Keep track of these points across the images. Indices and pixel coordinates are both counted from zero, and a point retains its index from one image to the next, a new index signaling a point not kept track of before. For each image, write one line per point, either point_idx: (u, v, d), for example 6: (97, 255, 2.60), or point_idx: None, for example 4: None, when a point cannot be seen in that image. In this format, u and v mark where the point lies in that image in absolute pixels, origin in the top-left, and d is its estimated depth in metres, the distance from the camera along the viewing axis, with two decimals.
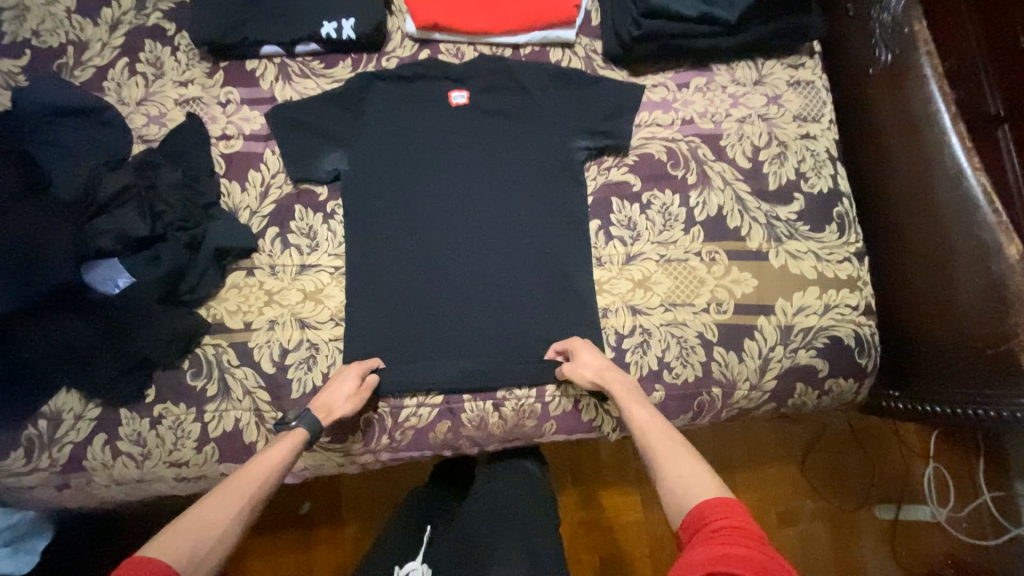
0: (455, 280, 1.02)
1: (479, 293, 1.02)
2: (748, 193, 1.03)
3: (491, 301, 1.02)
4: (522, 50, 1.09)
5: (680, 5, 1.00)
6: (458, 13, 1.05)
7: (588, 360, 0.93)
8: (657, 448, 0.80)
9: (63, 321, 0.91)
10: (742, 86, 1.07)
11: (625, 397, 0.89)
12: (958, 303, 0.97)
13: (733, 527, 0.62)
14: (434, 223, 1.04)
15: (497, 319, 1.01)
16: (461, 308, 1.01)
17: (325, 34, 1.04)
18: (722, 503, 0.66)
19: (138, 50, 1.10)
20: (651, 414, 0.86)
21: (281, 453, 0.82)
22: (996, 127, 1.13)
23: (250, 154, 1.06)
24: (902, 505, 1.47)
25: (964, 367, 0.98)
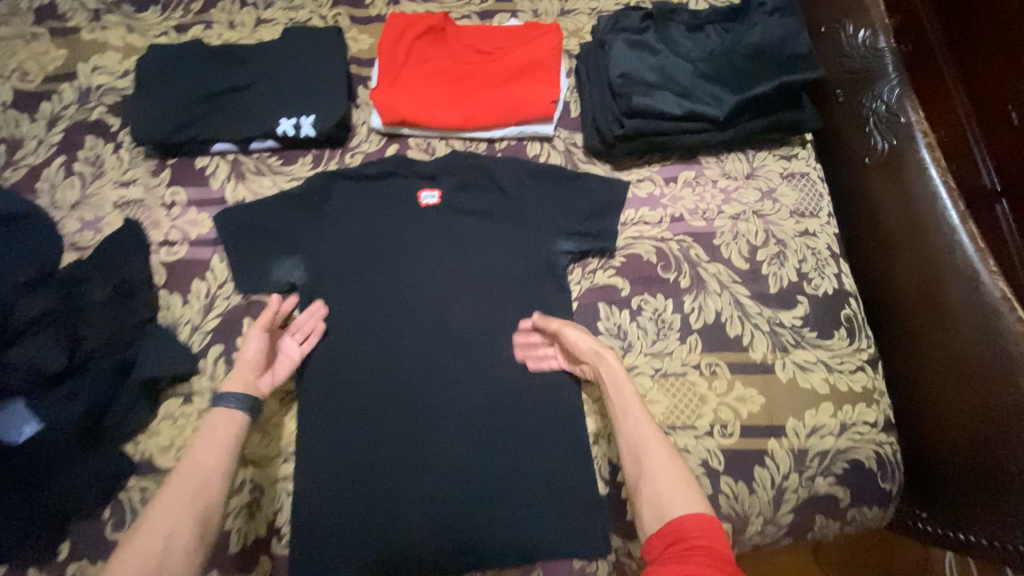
0: (422, 402, 0.90)
1: (450, 417, 0.89)
2: (748, 297, 0.94)
3: (466, 427, 0.89)
4: (498, 145, 1.02)
5: (662, 103, 0.92)
6: (427, 107, 0.98)
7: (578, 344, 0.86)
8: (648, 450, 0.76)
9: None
10: (734, 179, 1.01)
11: (614, 391, 0.82)
12: (990, 420, 0.86)
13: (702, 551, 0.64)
14: (399, 335, 0.93)
15: (472, 448, 0.88)
16: (430, 435, 0.89)
17: (282, 131, 0.96)
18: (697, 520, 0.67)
19: (77, 147, 1.00)
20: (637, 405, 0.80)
21: (228, 430, 0.78)
22: (994, 202, 0.99)
23: (194, 261, 0.95)
24: None
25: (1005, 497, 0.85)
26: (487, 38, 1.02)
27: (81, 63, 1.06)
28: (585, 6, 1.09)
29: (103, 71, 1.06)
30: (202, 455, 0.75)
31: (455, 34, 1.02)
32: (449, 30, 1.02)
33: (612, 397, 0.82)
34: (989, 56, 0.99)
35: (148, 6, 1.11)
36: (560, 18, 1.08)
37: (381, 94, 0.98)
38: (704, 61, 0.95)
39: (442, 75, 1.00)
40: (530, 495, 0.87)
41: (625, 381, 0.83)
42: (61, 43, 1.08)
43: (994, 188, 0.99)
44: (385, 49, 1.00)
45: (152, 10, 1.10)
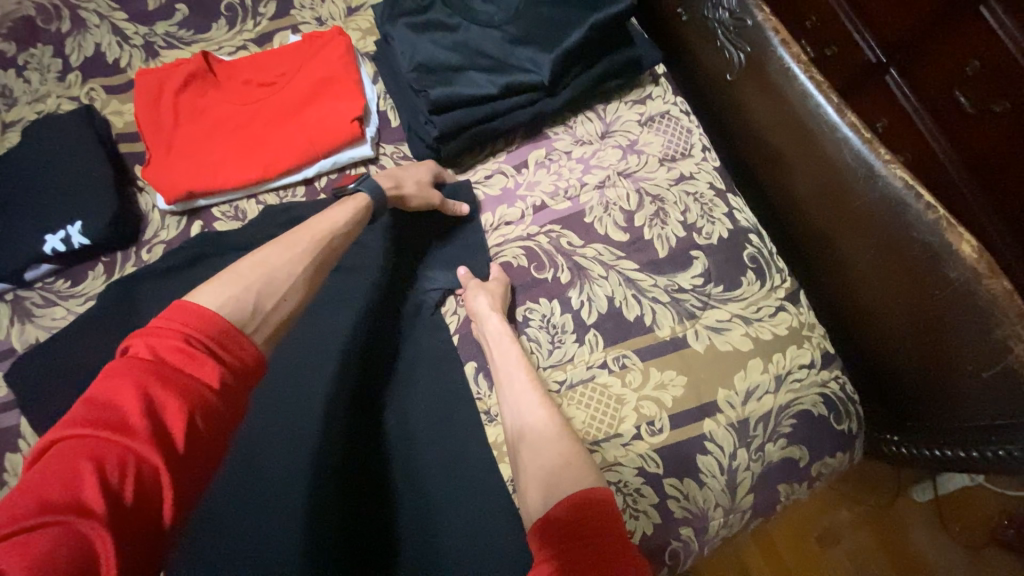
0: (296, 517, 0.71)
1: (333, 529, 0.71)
2: (637, 270, 0.83)
3: (361, 528, 0.72)
4: (317, 184, 0.87)
5: (471, 86, 0.78)
6: (214, 169, 0.82)
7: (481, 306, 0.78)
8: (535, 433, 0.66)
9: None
10: (589, 144, 0.89)
11: (508, 369, 0.74)
12: (927, 322, 0.74)
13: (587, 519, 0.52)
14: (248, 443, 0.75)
15: (373, 553, 0.72)
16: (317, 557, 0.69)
17: (51, 249, 0.79)
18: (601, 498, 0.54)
19: None
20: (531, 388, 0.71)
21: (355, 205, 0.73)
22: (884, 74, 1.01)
23: (1, 432, 0.79)
24: None
25: (966, 402, 0.74)
26: (265, 68, 0.87)
27: None
28: None
29: None
30: (324, 220, 0.68)
31: (228, 74, 0.87)
32: (219, 72, 0.87)
33: (504, 377, 0.74)
34: None
35: None
36: (349, 20, 0.93)
37: (157, 171, 0.82)
38: (509, 20, 0.81)
39: (223, 126, 0.84)
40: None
41: (517, 358, 0.75)
42: None
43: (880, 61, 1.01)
44: (146, 116, 0.84)
45: None
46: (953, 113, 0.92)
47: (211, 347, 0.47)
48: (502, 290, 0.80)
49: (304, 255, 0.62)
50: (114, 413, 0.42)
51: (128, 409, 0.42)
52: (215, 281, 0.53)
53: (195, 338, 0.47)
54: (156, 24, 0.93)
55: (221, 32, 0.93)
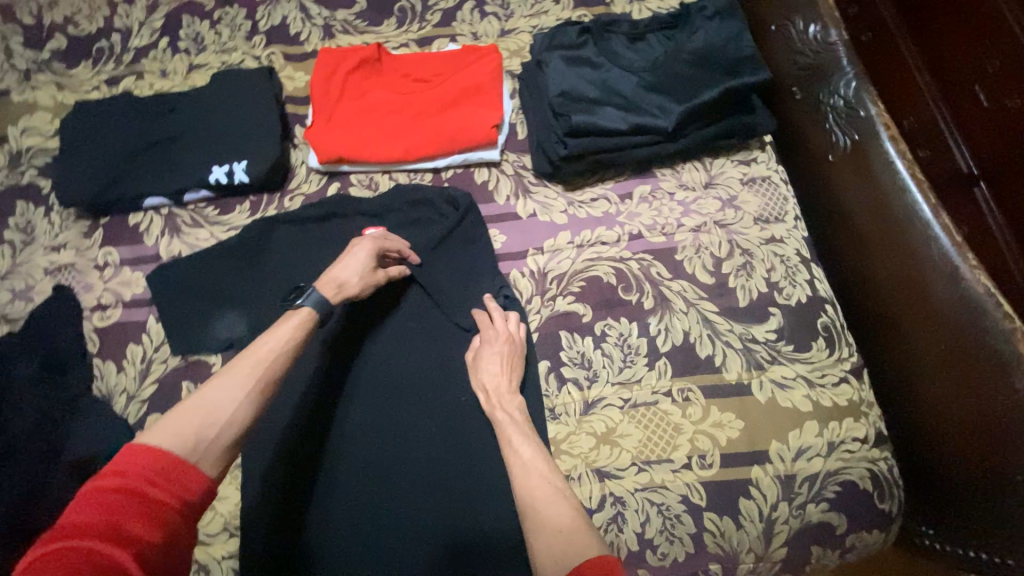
0: (373, 455, 0.83)
1: (398, 477, 0.81)
2: (717, 313, 0.89)
3: (418, 484, 0.81)
4: (443, 174, 0.98)
5: (607, 119, 0.88)
6: (364, 142, 0.94)
7: (488, 362, 0.84)
8: (539, 488, 0.68)
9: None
10: (692, 190, 0.96)
11: (512, 426, 0.77)
12: (987, 425, 0.77)
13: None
14: (342, 383, 0.86)
15: (423, 512, 0.80)
16: (381, 495, 0.81)
17: (214, 180, 0.92)
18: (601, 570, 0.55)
19: (8, 215, 0.97)
20: (533, 447, 0.74)
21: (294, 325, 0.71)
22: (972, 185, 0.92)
23: (129, 325, 0.89)
24: None
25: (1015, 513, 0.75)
26: (424, 66, 0.99)
27: (10, 126, 1.03)
28: (525, 25, 1.07)
29: (32, 132, 1.02)
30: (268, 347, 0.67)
31: (391, 64, 0.99)
32: (384, 61, 0.99)
33: (507, 433, 0.76)
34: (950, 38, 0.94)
35: (79, 60, 1.08)
36: (501, 39, 1.06)
37: (317, 133, 0.94)
38: (648, 71, 0.91)
39: (379, 107, 0.96)
40: (498, 555, 0.77)
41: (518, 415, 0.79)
42: None
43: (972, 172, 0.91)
44: (319, 85, 0.97)
45: (83, 65, 1.07)
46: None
47: (148, 482, 0.52)
48: (515, 345, 0.85)
49: (268, 353, 0.66)
50: (108, 528, 0.49)
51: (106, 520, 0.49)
52: (168, 417, 0.58)
53: (152, 476, 0.53)
54: (337, 10, 1.07)
55: (391, 29, 1.06)
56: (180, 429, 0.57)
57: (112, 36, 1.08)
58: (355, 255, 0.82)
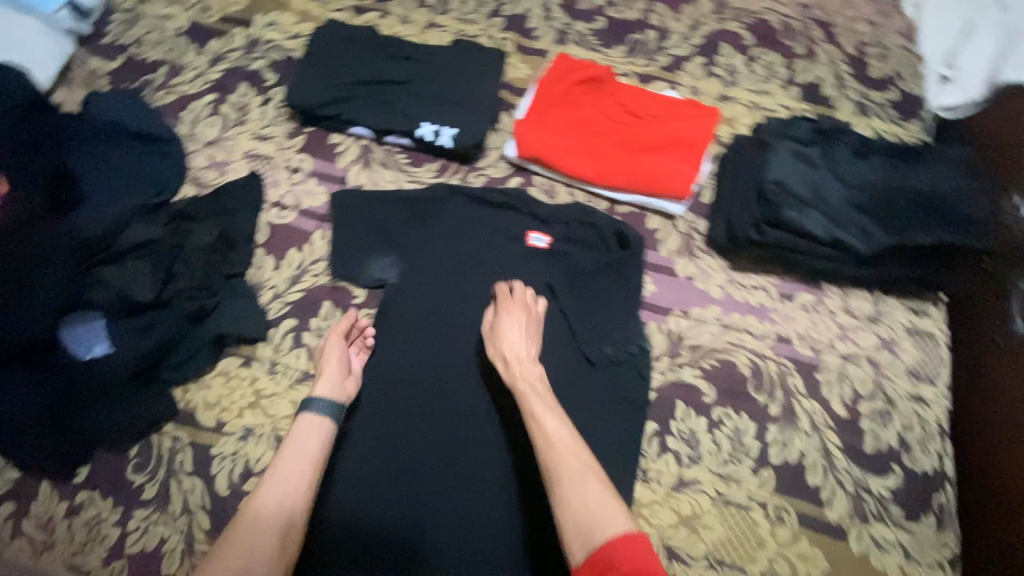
0: (447, 435, 0.82)
1: (455, 462, 0.81)
2: (840, 447, 0.87)
3: (475, 478, 0.80)
4: (619, 208, 1.00)
5: (811, 223, 0.87)
6: (564, 152, 0.97)
7: (509, 330, 0.84)
8: (564, 466, 0.70)
9: (10, 387, 0.78)
10: (854, 318, 0.94)
11: (534, 399, 0.77)
12: None
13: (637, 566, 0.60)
14: (436, 355, 0.87)
15: (468, 505, 0.79)
16: (439, 474, 0.80)
17: (420, 134, 0.97)
18: (639, 543, 0.62)
19: (229, 91, 1.05)
20: (559, 423, 0.75)
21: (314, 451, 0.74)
22: None
23: (298, 230, 0.95)
24: None
25: None
26: (642, 103, 1.01)
27: (258, 16, 1.12)
28: (746, 97, 1.07)
29: (275, 28, 1.10)
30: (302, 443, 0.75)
31: (613, 91, 1.02)
32: (606, 85, 1.03)
33: (532, 408, 0.76)
34: None
35: None
36: (718, 102, 1.06)
37: (525, 129, 0.98)
38: (862, 190, 0.90)
39: (588, 125, 0.99)
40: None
41: (545, 394, 0.79)
42: None
43: None
44: (543, 86, 1.01)
45: None
46: None
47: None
48: (533, 319, 0.87)
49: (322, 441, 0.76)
50: None
51: None
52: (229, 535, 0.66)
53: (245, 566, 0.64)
54: (576, 22, 1.12)
55: (619, 55, 1.09)
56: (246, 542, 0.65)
57: None
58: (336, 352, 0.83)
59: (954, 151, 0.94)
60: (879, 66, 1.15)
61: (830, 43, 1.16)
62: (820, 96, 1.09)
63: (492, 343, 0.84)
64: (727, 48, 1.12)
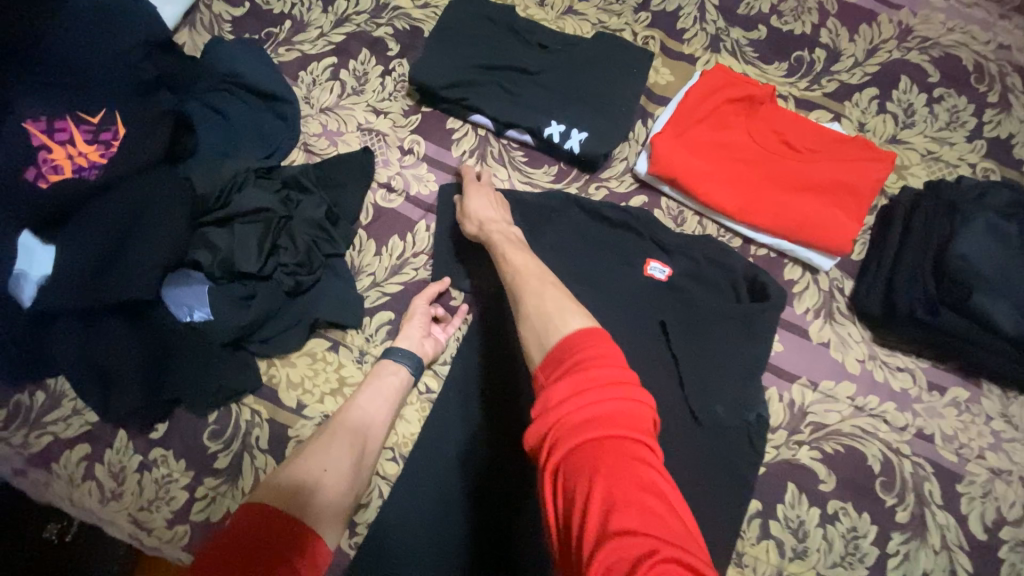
0: (515, 463, 0.75)
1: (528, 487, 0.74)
2: (972, 575, 0.75)
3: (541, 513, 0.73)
4: (752, 250, 0.88)
5: (999, 313, 0.73)
6: (704, 177, 0.86)
7: (477, 204, 0.81)
8: (524, 283, 0.65)
9: (113, 332, 0.76)
10: (1012, 428, 0.80)
11: (505, 244, 0.74)
12: None
13: (598, 361, 0.49)
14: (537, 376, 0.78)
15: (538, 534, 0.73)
16: (501, 502, 0.74)
17: (546, 133, 0.88)
18: (593, 337, 0.51)
19: (350, 55, 0.99)
20: (525, 258, 0.70)
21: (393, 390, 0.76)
22: None
23: (401, 217, 0.89)
24: None
25: None
26: (803, 134, 0.88)
27: None
28: (923, 145, 0.92)
29: None
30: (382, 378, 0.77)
31: (770, 115, 0.89)
32: (764, 106, 0.90)
33: (500, 249, 0.73)
34: None
35: None
36: (889, 147, 0.92)
37: (665, 143, 0.86)
38: None
39: (736, 151, 0.88)
40: None
41: (511, 245, 0.74)
42: None
43: None
44: (692, 97, 0.89)
45: None
46: None
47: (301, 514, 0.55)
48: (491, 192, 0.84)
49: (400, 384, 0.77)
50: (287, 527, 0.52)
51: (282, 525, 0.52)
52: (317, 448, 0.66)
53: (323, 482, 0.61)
54: (734, 27, 0.98)
55: (778, 73, 0.96)
56: (336, 449, 0.66)
57: None
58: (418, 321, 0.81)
59: None
60: None
61: None
62: (1013, 157, 0.92)
63: (466, 222, 0.80)
64: (908, 83, 0.96)
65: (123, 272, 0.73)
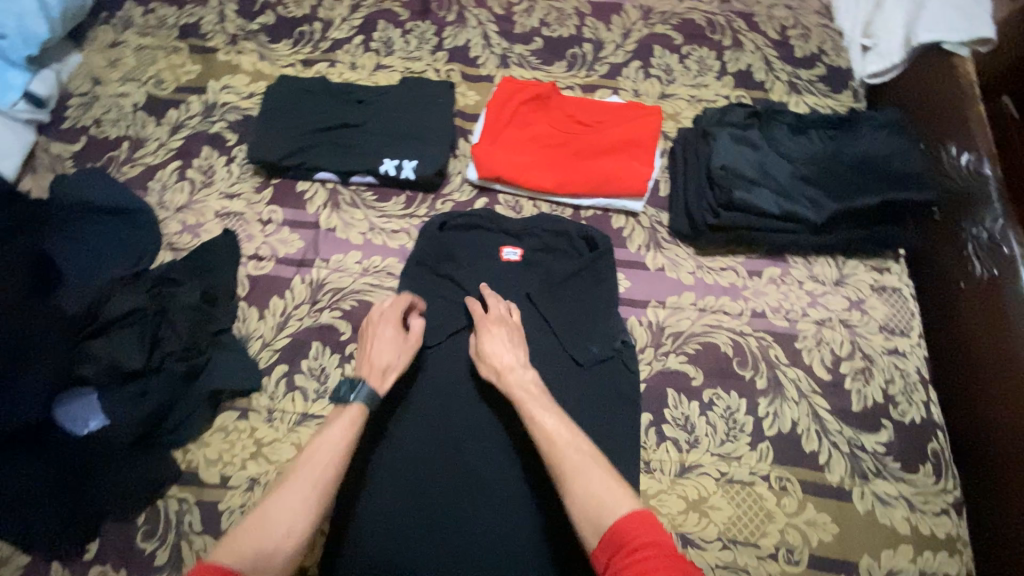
0: (453, 448, 0.83)
1: (484, 465, 0.82)
2: (828, 410, 0.89)
3: (486, 486, 0.81)
4: (583, 213, 1.04)
5: (761, 200, 0.92)
6: (523, 168, 1.02)
7: (495, 350, 0.82)
8: (568, 461, 0.68)
9: (15, 471, 0.77)
10: (821, 284, 0.97)
11: (529, 400, 0.75)
12: None
13: (645, 548, 0.59)
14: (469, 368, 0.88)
15: (500, 505, 0.80)
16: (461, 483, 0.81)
17: (383, 170, 1.01)
18: (639, 517, 0.61)
19: (193, 155, 1.08)
20: (555, 417, 0.73)
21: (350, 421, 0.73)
22: None
23: (277, 279, 0.98)
24: None
25: None
26: (589, 112, 1.06)
27: (213, 81, 1.16)
28: (685, 93, 1.14)
29: (230, 90, 1.15)
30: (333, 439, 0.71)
31: (559, 104, 1.07)
32: (553, 99, 1.08)
33: (527, 408, 0.74)
34: None
35: (281, 38, 1.20)
36: (661, 101, 1.12)
37: (482, 150, 1.02)
38: (804, 163, 0.95)
39: (542, 139, 1.04)
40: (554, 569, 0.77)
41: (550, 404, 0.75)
42: (199, 61, 1.19)
43: None
44: (493, 109, 1.06)
45: (284, 42, 1.20)
46: None
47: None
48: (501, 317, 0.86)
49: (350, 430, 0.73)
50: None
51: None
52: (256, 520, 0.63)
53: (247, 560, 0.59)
54: (515, 44, 1.18)
55: (560, 70, 1.16)
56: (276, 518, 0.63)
57: (315, 24, 1.21)
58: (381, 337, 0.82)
59: (882, 116, 0.99)
60: (802, 46, 1.20)
61: (755, 31, 1.21)
62: (754, 81, 1.15)
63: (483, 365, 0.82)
64: (660, 50, 1.18)
65: (9, 409, 0.76)
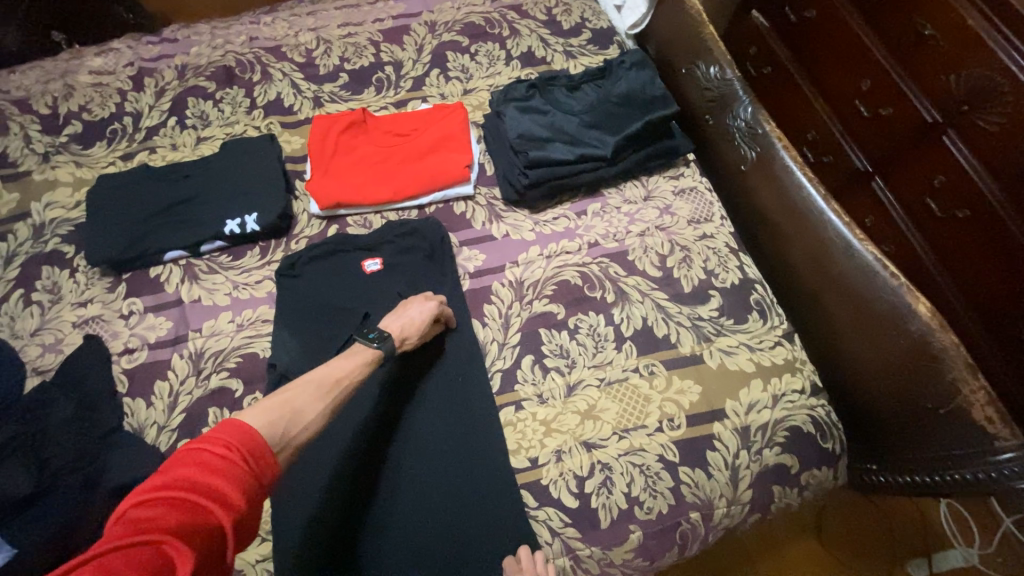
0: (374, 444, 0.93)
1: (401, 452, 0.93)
2: (667, 299, 1.06)
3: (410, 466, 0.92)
4: (427, 210, 1.16)
5: (556, 153, 1.09)
6: (357, 188, 1.11)
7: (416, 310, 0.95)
8: None
9: None
10: (634, 204, 1.16)
11: None
12: (908, 364, 0.87)
13: None
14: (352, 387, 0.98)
15: (426, 471, 0.91)
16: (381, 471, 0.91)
17: (229, 231, 1.07)
18: None
19: (34, 279, 1.07)
20: None
21: (362, 359, 0.84)
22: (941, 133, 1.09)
23: (156, 363, 1.00)
24: (932, 556, 1.28)
25: (939, 428, 0.86)
26: (403, 123, 1.19)
27: (33, 202, 1.15)
28: (483, 84, 1.30)
29: (55, 206, 1.14)
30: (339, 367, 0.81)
31: (375, 124, 1.19)
32: (368, 121, 1.19)
33: None
34: (888, 16, 1.14)
35: (94, 141, 1.22)
36: (464, 97, 1.28)
37: (315, 184, 1.11)
38: (586, 112, 1.13)
39: (368, 159, 1.15)
40: (493, 495, 0.90)
41: None
42: (13, 188, 1.17)
43: (937, 122, 1.10)
44: (314, 145, 1.15)
45: (98, 145, 1.21)
46: (926, 216, 1.16)
47: (244, 464, 0.59)
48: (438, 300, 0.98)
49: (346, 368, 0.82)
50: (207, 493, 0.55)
51: (220, 497, 0.55)
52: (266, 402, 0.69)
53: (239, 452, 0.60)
54: (323, 84, 1.28)
55: (370, 96, 1.27)
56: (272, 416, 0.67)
57: (124, 119, 1.24)
58: (415, 311, 0.94)
59: (629, 58, 1.20)
60: (567, 20, 1.40)
61: (526, 17, 1.39)
62: (537, 59, 1.33)
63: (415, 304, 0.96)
64: (452, 54, 1.33)
65: None
